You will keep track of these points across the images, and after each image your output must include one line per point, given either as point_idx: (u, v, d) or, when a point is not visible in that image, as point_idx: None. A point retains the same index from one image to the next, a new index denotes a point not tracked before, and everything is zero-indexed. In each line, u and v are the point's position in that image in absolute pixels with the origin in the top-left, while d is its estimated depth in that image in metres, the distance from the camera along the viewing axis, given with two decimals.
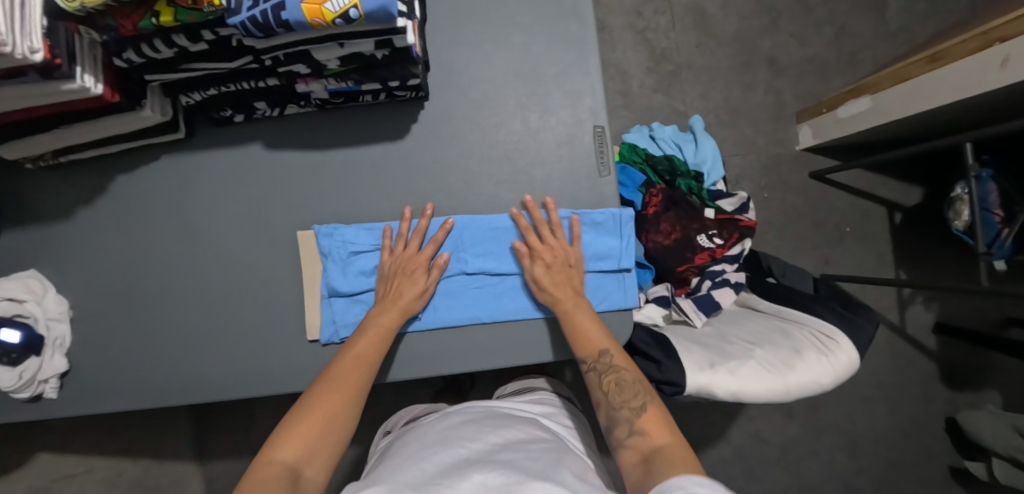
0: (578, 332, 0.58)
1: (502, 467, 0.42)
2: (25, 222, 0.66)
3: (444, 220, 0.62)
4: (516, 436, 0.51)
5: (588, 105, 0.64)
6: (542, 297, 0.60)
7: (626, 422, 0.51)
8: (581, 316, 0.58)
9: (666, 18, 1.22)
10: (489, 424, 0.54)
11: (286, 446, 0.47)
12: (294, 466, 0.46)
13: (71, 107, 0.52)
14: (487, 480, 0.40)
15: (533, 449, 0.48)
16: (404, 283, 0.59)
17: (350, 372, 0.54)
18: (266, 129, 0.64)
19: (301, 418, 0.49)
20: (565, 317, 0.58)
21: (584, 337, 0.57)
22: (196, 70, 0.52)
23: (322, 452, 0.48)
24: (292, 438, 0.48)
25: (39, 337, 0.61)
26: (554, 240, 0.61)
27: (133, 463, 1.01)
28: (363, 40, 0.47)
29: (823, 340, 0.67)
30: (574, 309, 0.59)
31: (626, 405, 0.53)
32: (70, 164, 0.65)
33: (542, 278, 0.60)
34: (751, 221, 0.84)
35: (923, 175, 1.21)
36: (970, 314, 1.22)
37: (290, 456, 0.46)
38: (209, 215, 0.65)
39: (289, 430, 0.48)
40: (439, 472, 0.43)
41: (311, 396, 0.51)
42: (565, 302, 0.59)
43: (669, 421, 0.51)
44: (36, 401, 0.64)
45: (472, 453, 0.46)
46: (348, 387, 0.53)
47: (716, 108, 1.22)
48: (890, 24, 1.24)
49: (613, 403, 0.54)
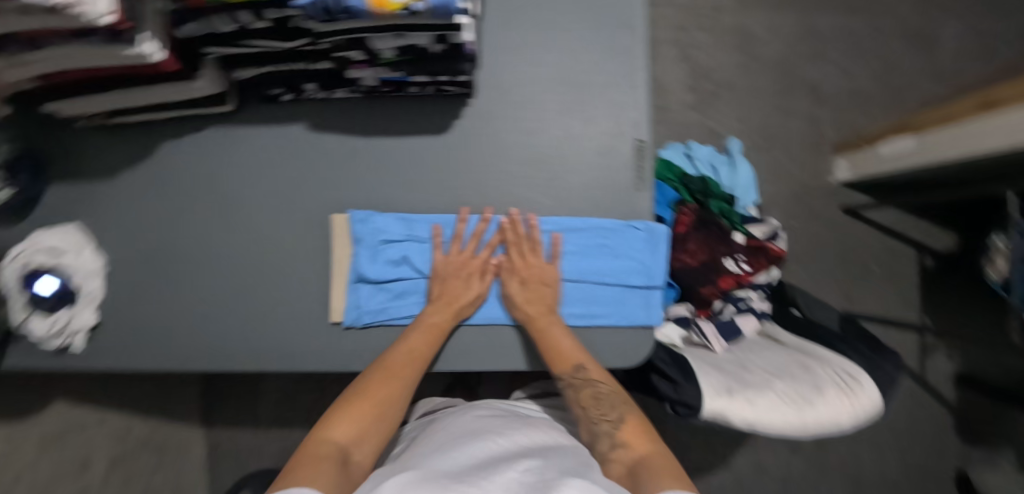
0: (554, 349, 0.58)
1: (536, 466, 0.45)
2: (68, 177, 0.67)
3: (504, 225, 0.62)
4: (543, 441, 0.55)
5: (631, 118, 0.64)
6: (515, 312, 0.60)
7: (607, 436, 0.54)
8: (551, 336, 0.58)
9: (710, 36, 1.21)
10: (518, 429, 0.57)
11: (339, 428, 0.51)
12: (345, 446, 0.50)
13: (131, 71, 0.53)
14: (523, 476, 0.43)
15: (563, 452, 0.52)
16: (461, 285, 0.60)
17: (402, 367, 0.56)
18: (311, 109, 0.65)
19: (354, 402, 0.53)
20: (540, 336, 0.58)
21: (561, 356, 0.57)
22: (254, 47, 0.53)
23: (369, 437, 0.52)
24: (345, 420, 0.51)
25: (72, 289, 0.64)
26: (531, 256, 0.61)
27: (141, 421, 1.04)
28: (421, 33, 0.47)
29: (846, 379, 0.66)
30: (549, 328, 0.59)
31: (607, 419, 0.55)
32: (118, 126, 0.67)
33: (512, 296, 0.60)
34: (781, 251, 0.82)
35: (959, 221, 1.18)
36: (994, 368, 1.18)
37: (342, 437, 0.50)
38: (246, 189, 0.66)
39: (343, 412, 0.52)
40: (475, 466, 0.46)
41: (366, 381, 0.55)
42: (539, 320, 0.59)
43: (647, 430, 0.54)
44: (66, 352, 0.66)
45: (504, 453, 0.50)
46: (400, 378, 0.56)
47: (753, 131, 1.20)
48: (940, 64, 1.21)
49: (592, 418, 0.56)
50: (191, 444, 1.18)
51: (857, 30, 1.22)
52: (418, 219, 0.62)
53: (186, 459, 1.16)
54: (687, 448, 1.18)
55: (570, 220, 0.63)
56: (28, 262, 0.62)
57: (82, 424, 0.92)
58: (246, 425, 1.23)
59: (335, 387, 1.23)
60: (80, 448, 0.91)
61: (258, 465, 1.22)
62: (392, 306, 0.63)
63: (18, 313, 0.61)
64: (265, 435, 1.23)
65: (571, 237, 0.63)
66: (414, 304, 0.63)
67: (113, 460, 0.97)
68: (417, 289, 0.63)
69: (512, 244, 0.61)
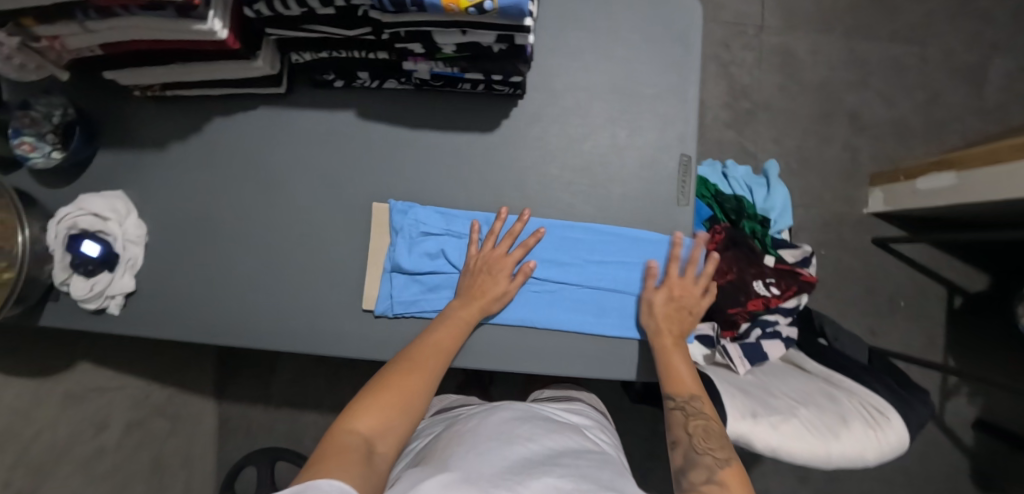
0: (674, 370, 0.58)
1: (569, 474, 0.50)
2: (119, 144, 0.69)
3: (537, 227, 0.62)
4: (568, 443, 0.59)
5: (678, 132, 0.64)
6: (648, 323, 0.60)
7: (706, 469, 0.51)
8: (678, 358, 0.58)
9: (753, 55, 1.20)
10: (543, 428, 0.61)
11: (364, 420, 0.50)
12: (367, 438, 0.48)
13: (193, 46, 0.54)
14: (559, 483, 0.47)
15: (591, 459, 0.56)
16: (485, 281, 0.60)
17: (427, 361, 0.56)
18: (361, 97, 0.65)
19: (379, 394, 0.52)
20: (661, 352, 0.59)
21: (679, 377, 0.57)
22: (314, 31, 0.53)
23: (392, 432, 0.51)
24: (368, 412, 0.51)
25: (114, 254, 0.65)
26: (684, 281, 0.62)
27: (158, 389, 1.06)
28: (485, 31, 0.48)
29: (873, 414, 0.64)
30: (677, 351, 0.59)
31: (710, 452, 0.52)
32: (172, 98, 0.68)
33: (655, 309, 0.60)
34: (813, 277, 0.80)
35: (993, 263, 1.15)
36: (1015, 417, 1.16)
37: (366, 429, 0.49)
38: (291, 171, 0.67)
39: (368, 404, 0.51)
40: (508, 467, 0.50)
41: (389, 374, 0.54)
42: (667, 339, 0.59)
43: (746, 481, 0.50)
44: (102, 313, 0.68)
45: (535, 454, 0.53)
46: (424, 373, 0.55)
47: (788, 154, 1.19)
48: (987, 101, 1.19)
49: (696, 447, 0.54)
50: (202, 415, 1.20)
51: (904, 60, 1.20)
52: (458, 214, 0.63)
53: (197, 429, 1.18)
54: None
55: (607, 229, 0.63)
56: (75, 224, 0.63)
57: (103, 386, 0.93)
58: (257, 402, 1.25)
59: (348, 372, 1.24)
60: (99, 409, 0.92)
61: (266, 442, 1.24)
62: (424, 298, 0.64)
63: (59, 273, 0.63)
64: (274, 413, 1.24)
65: (609, 246, 0.63)
66: (446, 298, 0.64)
67: (129, 423, 0.99)
68: (450, 284, 0.64)
69: (674, 264, 0.62)
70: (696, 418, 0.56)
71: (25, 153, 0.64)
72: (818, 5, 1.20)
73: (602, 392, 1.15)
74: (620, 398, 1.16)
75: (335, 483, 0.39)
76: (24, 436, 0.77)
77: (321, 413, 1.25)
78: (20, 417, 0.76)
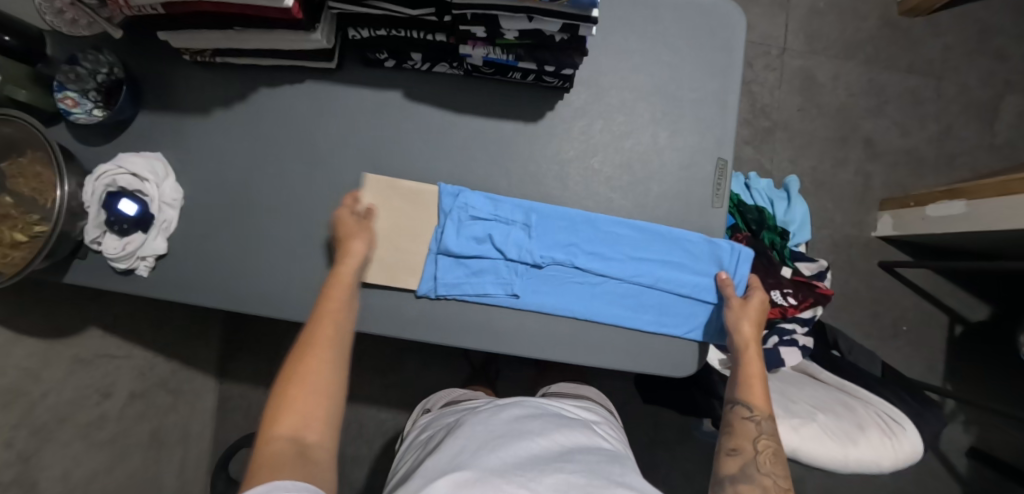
0: (756, 384, 0.58)
1: (580, 470, 0.50)
2: (161, 107, 0.69)
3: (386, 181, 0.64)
4: (579, 440, 0.59)
5: (716, 136, 0.65)
6: (743, 330, 0.60)
7: (761, 488, 0.50)
8: (762, 369, 0.59)
9: (775, 76, 1.23)
10: (554, 423, 0.61)
11: (284, 419, 0.45)
12: (294, 435, 0.44)
13: (257, 13, 0.54)
14: (570, 477, 0.48)
15: (601, 455, 0.56)
16: (347, 234, 0.59)
17: (324, 335, 0.52)
18: (409, 79, 0.66)
19: (287, 388, 0.47)
20: (746, 363, 0.60)
21: (759, 392, 0.58)
22: (377, 8, 0.54)
23: (319, 416, 0.46)
24: (285, 409, 0.45)
25: (150, 216, 0.65)
26: (761, 292, 0.64)
27: (163, 361, 1.05)
28: (552, 20, 0.50)
29: (889, 423, 0.66)
30: (758, 367, 0.60)
31: (771, 474, 0.51)
32: (220, 66, 0.69)
33: (748, 315, 0.61)
34: (829, 290, 0.82)
35: (994, 295, 1.19)
36: (1008, 447, 1.18)
37: (289, 428, 0.44)
38: (333, 146, 0.67)
39: (280, 403, 0.46)
40: (520, 462, 0.50)
41: (290, 366, 0.49)
42: (752, 352, 0.60)
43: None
44: (129, 274, 0.67)
45: (546, 450, 0.54)
46: (324, 348, 0.50)
47: (803, 174, 1.22)
48: (997, 136, 1.23)
49: (759, 466, 0.52)
50: (203, 393, 1.18)
51: (922, 92, 1.24)
52: (506, 201, 0.64)
53: (197, 406, 1.16)
54: (692, 478, 1.16)
55: (651, 226, 0.64)
56: (113, 182, 0.63)
57: (110, 353, 0.92)
58: (260, 383, 1.24)
59: None
60: (105, 375, 0.90)
61: None
62: (467, 282, 0.63)
63: (93, 230, 0.63)
64: None
65: (647, 241, 0.64)
66: (490, 283, 0.63)
67: (134, 393, 0.97)
68: (494, 270, 0.63)
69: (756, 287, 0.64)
70: (765, 436, 0.55)
71: (68, 108, 0.64)
72: (842, 32, 1.24)
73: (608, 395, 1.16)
74: (625, 402, 1.17)
75: (272, 489, 0.36)
76: (31, 395, 0.75)
77: None
78: (29, 377, 0.75)
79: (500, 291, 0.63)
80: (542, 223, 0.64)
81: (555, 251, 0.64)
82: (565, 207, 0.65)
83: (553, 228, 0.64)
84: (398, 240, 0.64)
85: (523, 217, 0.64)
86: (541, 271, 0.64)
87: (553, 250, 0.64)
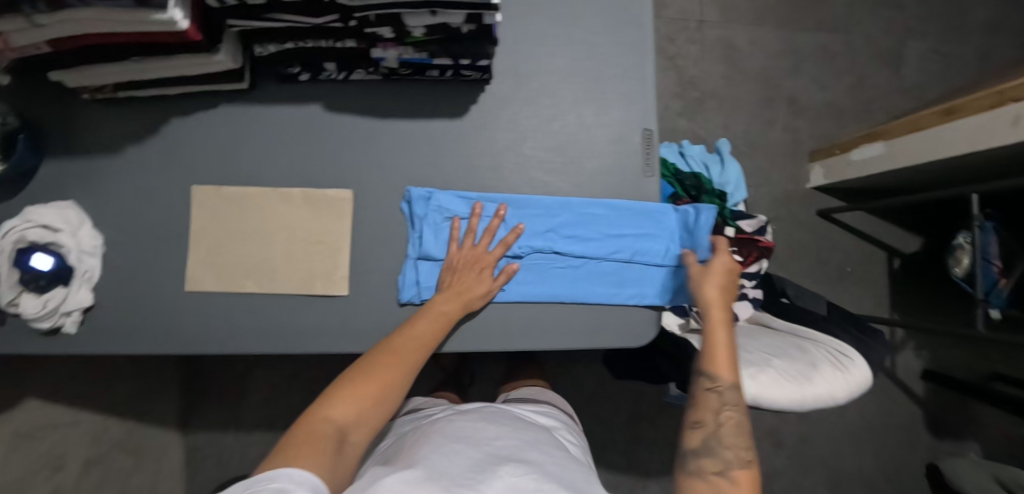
0: (717, 352, 0.59)
1: (531, 472, 0.52)
2: (66, 151, 0.65)
3: (202, 189, 0.64)
4: (535, 441, 0.60)
5: (641, 108, 0.67)
6: (704, 299, 0.61)
7: (723, 461, 0.54)
8: (728, 338, 0.60)
9: (697, 47, 1.28)
10: (510, 427, 0.62)
11: (341, 406, 0.51)
12: (343, 426, 0.50)
13: (152, 39, 0.52)
14: (520, 483, 0.49)
15: (559, 459, 0.58)
16: (478, 267, 0.62)
17: (411, 355, 0.56)
18: (328, 91, 0.65)
19: (358, 381, 0.53)
20: (710, 334, 0.61)
21: (720, 362, 0.59)
22: (280, 21, 0.53)
23: (367, 421, 0.52)
24: (346, 401, 0.51)
25: (68, 267, 0.61)
26: (727, 254, 0.64)
27: (118, 422, 0.98)
28: (454, 11, 0.50)
29: (840, 358, 0.70)
30: (722, 335, 0.60)
31: (732, 447, 0.55)
32: (125, 101, 0.65)
33: (712, 279, 0.62)
34: (770, 243, 0.85)
35: (924, 226, 1.27)
36: (957, 365, 1.26)
37: (341, 417, 0.50)
38: (260, 166, 0.65)
39: (346, 393, 0.52)
40: (471, 465, 0.51)
41: (371, 361, 0.55)
42: (715, 322, 0.61)
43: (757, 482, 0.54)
44: (55, 333, 0.63)
45: (500, 453, 0.55)
46: (401, 366, 0.55)
47: (736, 138, 1.27)
48: (905, 80, 1.32)
49: (720, 438, 0.56)
50: (167, 447, 1.11)
51: (832, 47, 1.31)
52: (477, 197, 0.64)
53: (162, 464, 1.09)
54: (675, 444, 1.19)
55: (621, 202, 0.66)
56: (22, 237, 0.59)
57: (55, 423, 0.85)
58: (227, 428, 1.18)
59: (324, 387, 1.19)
60: (51, 447, 0.84)
61: (239, 470, 1.17)
62: None
63: (6, 292, 0.58)
64: (247, 439, 1.17)
65: (612, 218, 0.65)
66: None
67: (86, 461, 0.91)
68: None
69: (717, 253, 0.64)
70: (728, 406, 0.58)
71: None
72: None
73: (584, 379, 1.18)
74: (601, 384, 1.18)
75: (285, 477, 0.39)
76: None
77: None
78: None
79: None
80: (518, 213, 0.65)
81: (533, 239, 0.64)
82: (538, 196, 0.65)
83: (529, 217, 0.65)
84: (230, 243, 0.63)
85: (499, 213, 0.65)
86: (522, 262, 0.64)
87: (532, 239, 0.64)
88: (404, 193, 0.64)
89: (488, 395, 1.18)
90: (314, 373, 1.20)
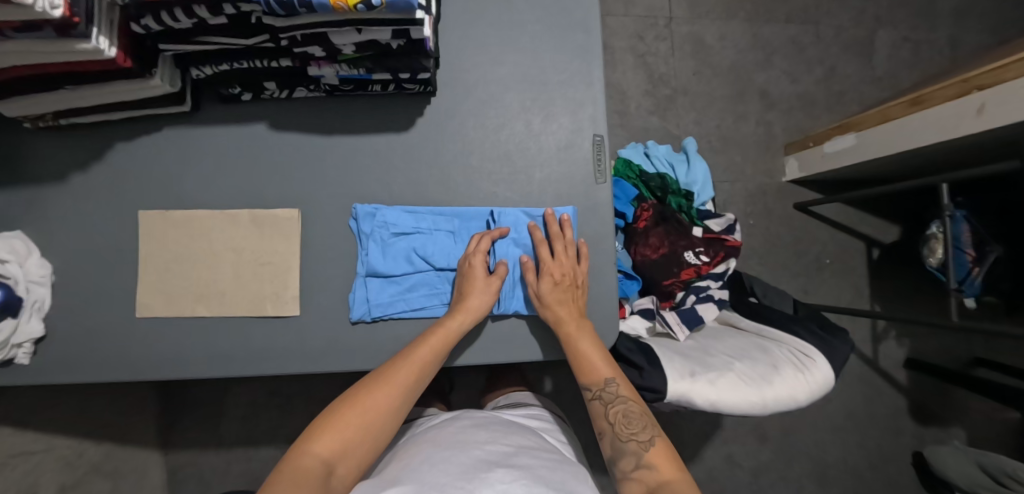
0: (585, 360, 0.60)
1: (522, 477, 0.51)
2: (11, 182, 0.64)
3: (154, 213, 0.63)
4: (526, 444, 0.60)
5: (589, 113, 0.67)
6: (547, 317, 0.60)
7: (633, 456, 0.56)
8: (588, 343, 0.60)
9: (667, 44, 1.27)
10: (501, 432, 0.62)
11: (323, 439, 0.51)
12: (327, 459, 0.50)
13: (81, 68, 0.51)
14: (511, 489, 0.48)
15: (548, 461, 0.57)
16: (469, 290, 0.61)
17: (400, 378, 0.57)
18: (272, 109, 0.65)
19: (343, 411, 0.54)
20: (570, 344, 0.60)
21: (588, 367, 0.60)
22: (211, 43, 0.53)
23: (353, 453, 0.52)
24: (327, 434, 0.52)
25: (16, 299, 0.59)
26: (559, 262, 0.62)
27: (95, 446, 0.97)
28: (380, 28, 0.49)
29: (802, 359, 0.70)
30: (578, 334, 0.60)
31: (636, 437, 0.57)
32: (68, 128, 0.65)
33: (552, 298, 0.61)
34: (737, 241, 0.86)
35: (900, 214, 1.27)
36: (939, 352, 1.26)
37: (325, 451, 0.51)
38: (207, 188, 0.64)
39: (327, 426, 0.53)
40: (459, 473, 0.50)
41: (362, 389, 0.56)
42: (568, 327, 0.60)
43: (674, 455, 0.56)
44: (8, 365, 0.62)
45: (488, 458, 0.54)
46: (392, 387, 0.56)
47: (709, 134, 1.26)
48: (878, 69, 1.31)
49: (620, 435, 0.58)
50: (148, 468, 1.11)
51: (803, 39, 1.30)
52: (426, 211, 0.64)
53: (144, 484, 1.09)
54: None
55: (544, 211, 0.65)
56: None
57: (28, 450, 0.84)
58: (210, 444, 1.18)
59: (304, 401, 1.19)
60: (26, 474, 0.83)
61: (223, 486, 1.17)
62: (401, 299, 0.63)
63: None
64: (228, 455, 1.17)
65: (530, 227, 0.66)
66: (423, 296, 0.64)
67: (63, 487, 0.90)
68: (426, 282, 0.65)
69: (542, 250, 0.63)
70: (612, 405, 0.60)
71: None
72: None
73: (564, 382, 1.17)
74: None
75: None
76: None
77: (280, 448, 1.19)
78: None
79: (433, 302, 0.64)
80: (465, 225, 0.65)
81: None
82: (482, 206, 0.65)
83: (476, 230, 0.65)
84: (179, 267, 0.63)
85: (446, 228, 0.65)
86: None
87: None
88: (350, 210, 0.64)
89: (469, 402, 1.17)
90: (295, 386, 1.20)
